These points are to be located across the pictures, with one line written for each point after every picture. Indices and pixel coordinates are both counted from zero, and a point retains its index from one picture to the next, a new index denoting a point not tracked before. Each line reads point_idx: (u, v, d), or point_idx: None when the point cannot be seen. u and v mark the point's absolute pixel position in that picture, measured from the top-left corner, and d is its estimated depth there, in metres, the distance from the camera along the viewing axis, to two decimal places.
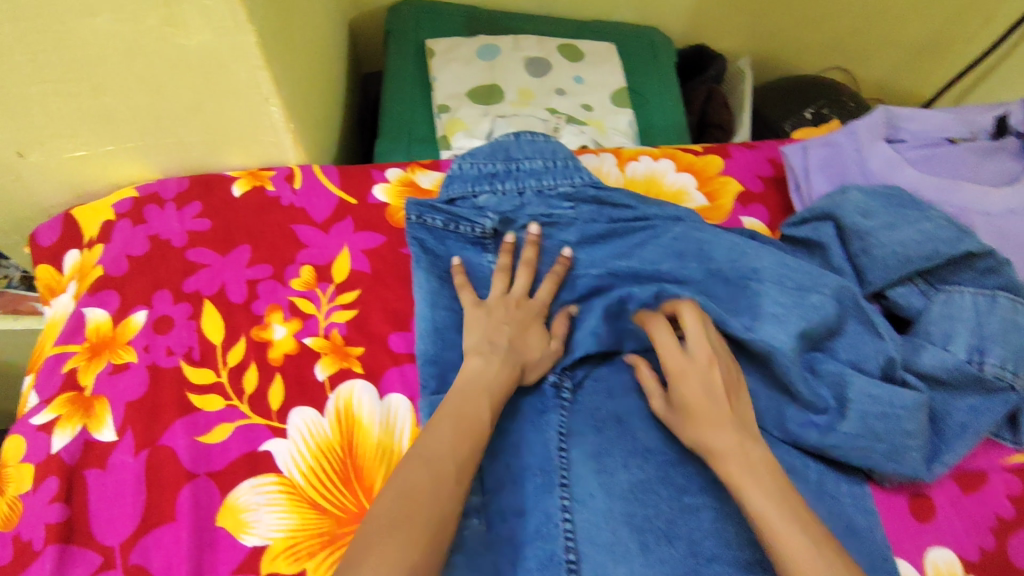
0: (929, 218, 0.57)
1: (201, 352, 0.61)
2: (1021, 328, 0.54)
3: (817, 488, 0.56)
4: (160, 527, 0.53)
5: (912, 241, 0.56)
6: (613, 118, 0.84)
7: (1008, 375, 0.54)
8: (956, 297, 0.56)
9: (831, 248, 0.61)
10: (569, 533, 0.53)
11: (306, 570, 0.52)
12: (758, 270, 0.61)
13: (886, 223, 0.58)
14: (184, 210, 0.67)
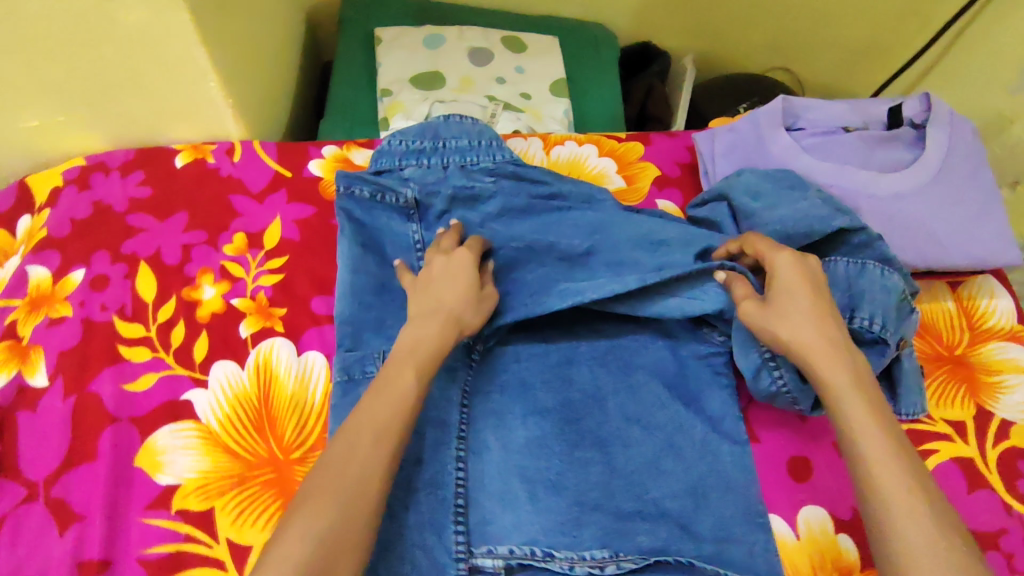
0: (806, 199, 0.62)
1: (133, 308, 0.65)
2: (889, 291, 0.57)
3: (696, 448, 0.61)
4: (80, 465, 0.57)
5: (792, 217, 0.61)
6: (549, 107, 0.88)
7: (877, 328, 0.55)
8: (832, 265, 0.60)
9: (725, 226, 0.65)
10: (461, 480, 0.56)
11: (215, 507, 0.56)
12: (666, 240, 0.65)
13: (771, 203, 0.63)
14: (128, 178, 0.72)
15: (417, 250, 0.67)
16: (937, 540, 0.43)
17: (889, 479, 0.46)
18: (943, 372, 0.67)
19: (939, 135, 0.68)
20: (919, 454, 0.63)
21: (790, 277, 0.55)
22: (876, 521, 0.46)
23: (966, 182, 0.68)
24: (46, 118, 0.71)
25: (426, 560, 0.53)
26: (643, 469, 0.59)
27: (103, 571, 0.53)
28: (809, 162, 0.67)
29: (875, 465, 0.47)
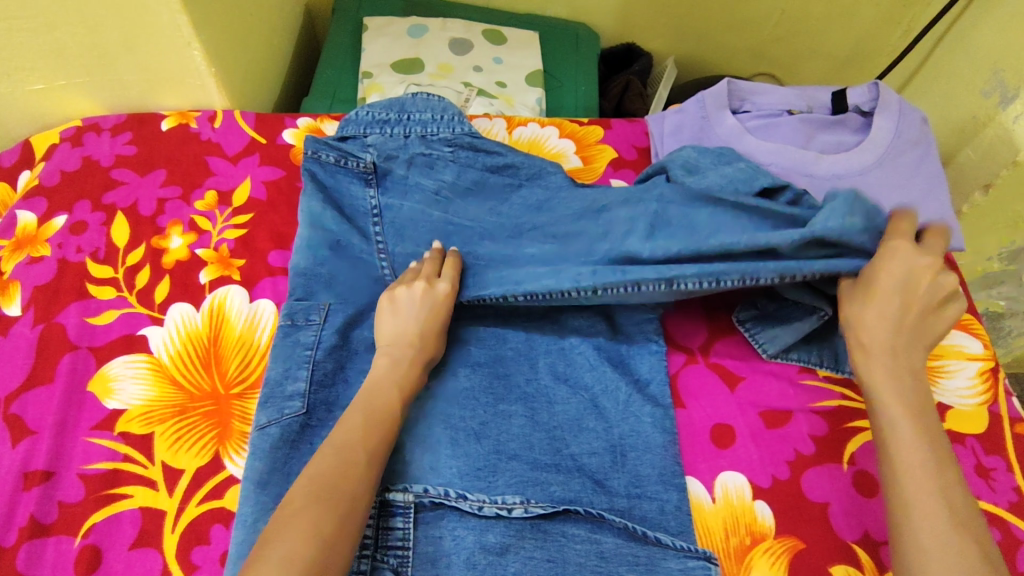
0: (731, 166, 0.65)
1: (106, 253, 0.70)
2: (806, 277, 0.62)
3: (620, 411, 0.62)
4: (39, 387, 0.61)
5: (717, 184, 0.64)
6: (523, 95, 0.91)
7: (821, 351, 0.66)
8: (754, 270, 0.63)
9: None
10: None
11: (155, 432, 0.59)
12: (605, 204, 0.67)
13: (704, 173, 0.65)
14: (117, 138, 0.78)
15: (373, 216, 0.71)
16: (953, 539, 0.46)
17: (914, 483, 0.48)
18: None
19: (886, 121, 0.70)
20: (847, 430, 0.62)
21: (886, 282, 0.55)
22: (894, 516, 0.49)
23: (913, 166, 0.68)
24: (48, 82, 0.78)
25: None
26: (566, 424, 0.61)
27: (46, 481, 0.57)
28: (749, 142, 0.70)
29: (904, 470, 0.49)
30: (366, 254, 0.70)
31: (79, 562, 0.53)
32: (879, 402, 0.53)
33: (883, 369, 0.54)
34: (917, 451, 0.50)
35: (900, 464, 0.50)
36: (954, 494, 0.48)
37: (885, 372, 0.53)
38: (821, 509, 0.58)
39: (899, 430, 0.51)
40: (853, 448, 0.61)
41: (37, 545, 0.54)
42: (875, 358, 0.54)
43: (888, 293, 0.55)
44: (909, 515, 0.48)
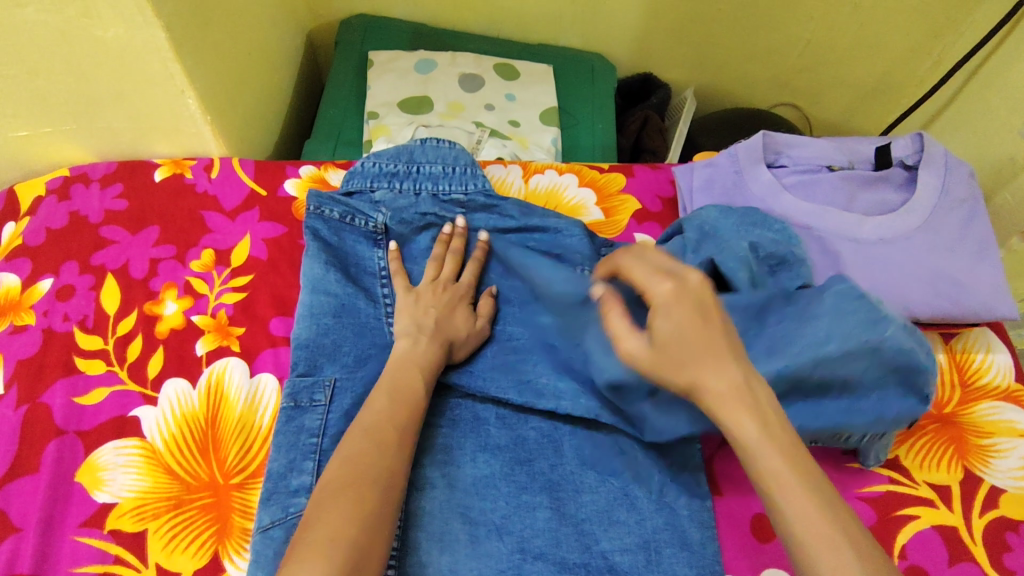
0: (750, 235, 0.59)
1: (95, 321, 0.65)
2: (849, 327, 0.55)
3: (649, 503, 0.57)
4: (23, 477, 0.57)
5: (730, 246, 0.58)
6: (537, 135, 0.86)
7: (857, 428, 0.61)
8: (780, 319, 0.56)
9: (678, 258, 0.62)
10: (397, 521, 0.54)
11: (148, 530, 0.55)
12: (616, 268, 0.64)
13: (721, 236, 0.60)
14: (106, 190, 0.73)
15: (383, 278, 0.67)
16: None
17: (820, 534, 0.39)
18: (930, 432, 0.63)
19: (930, 178, 0.65)
20: (896, 520, 0.58)
21: (675, 317, 0.45)
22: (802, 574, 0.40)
23: (962, 228, 0.64)
24: (32, 130, 0.73)
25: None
26: (591, 520, 0.56)
27: None
28: (787, 201, 0.65)
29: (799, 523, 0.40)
30: (375, 320, 0.65)
31: None
32: (735, 432, 0.43)
33: (723, 387, 0.43)
34: (797, 492, 0.41)
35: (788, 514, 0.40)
36: (860, 545, 0.39)
37: (727, 389, 0.43)
38: None
39: (769, 466, 0.41)
40: (905, 540, 0.57)
41: None
42: (710, 380, 0.43)
43: (689, 324, 0.44)
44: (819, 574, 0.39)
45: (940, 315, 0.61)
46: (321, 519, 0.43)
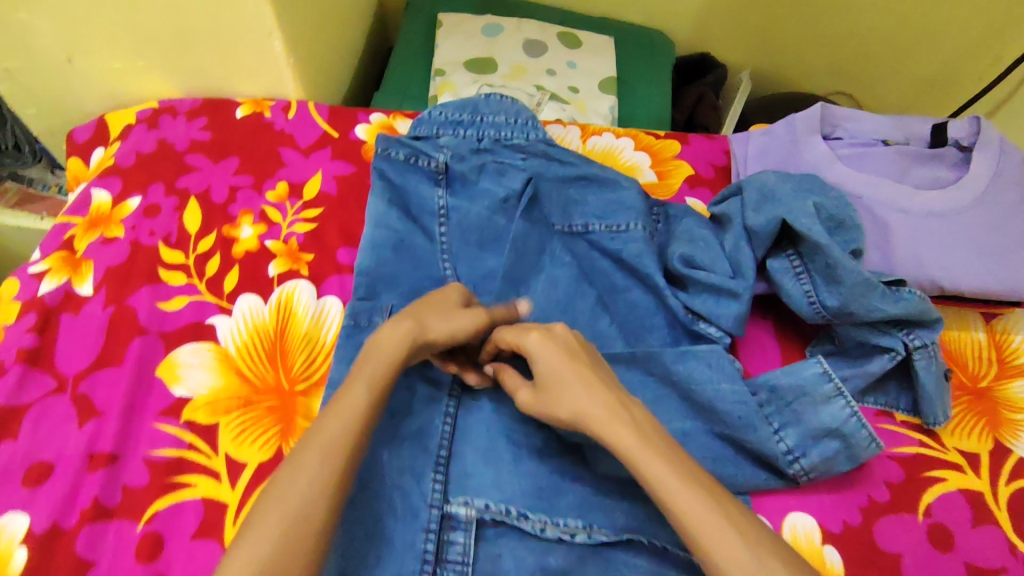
0: (805, 198, 0.61)
1: (177, 237, 0.70)
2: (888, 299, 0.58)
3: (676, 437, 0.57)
4: (108, 368, 0.62)
5: (789, 210, 0.60)
6: (595, 102, 0.89)
7: (890, 393, 0.63)
8: (829, 283, 0.59)
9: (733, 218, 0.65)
10: (446, 434, 0.58)
11: (219, 422, 0.60)
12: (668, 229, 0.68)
13: (779, 201, 0.62)
14: (192, 122, 0.78)
15: (440, 217, 0.70)
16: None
17: (701, 516, 0.42)
18: (964, 402, 0.64)
19: (985, 157, 0.66)
20: (923, 480, 0.60)
21: (549, 362, 0.51)
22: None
23: (1013, 209, 0.65)
24: (127, 62, 0.79)
25: (400, 499, 0.54)
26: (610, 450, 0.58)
27: (111, 464, 0.57)
28: (841, 170, 0.66)
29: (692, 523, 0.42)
30: (432, 254, 0.68)
31: (139, 549, 0.54)
32: (617, 445, 0.46)
33: (599, 410, 0.47)
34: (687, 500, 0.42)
35: (686, 517, 0.42)
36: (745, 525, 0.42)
37: (601, 410, 0.47)
38: (895, 560, 0.56)
39: (653, 469, 0.44)
40: (929, 499, 0.59)
41: (98, 529, 0.54)
42: (585, 408, 0.48)
43: (560, 366, 0.50)
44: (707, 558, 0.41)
45: (984, 289, 0.62)
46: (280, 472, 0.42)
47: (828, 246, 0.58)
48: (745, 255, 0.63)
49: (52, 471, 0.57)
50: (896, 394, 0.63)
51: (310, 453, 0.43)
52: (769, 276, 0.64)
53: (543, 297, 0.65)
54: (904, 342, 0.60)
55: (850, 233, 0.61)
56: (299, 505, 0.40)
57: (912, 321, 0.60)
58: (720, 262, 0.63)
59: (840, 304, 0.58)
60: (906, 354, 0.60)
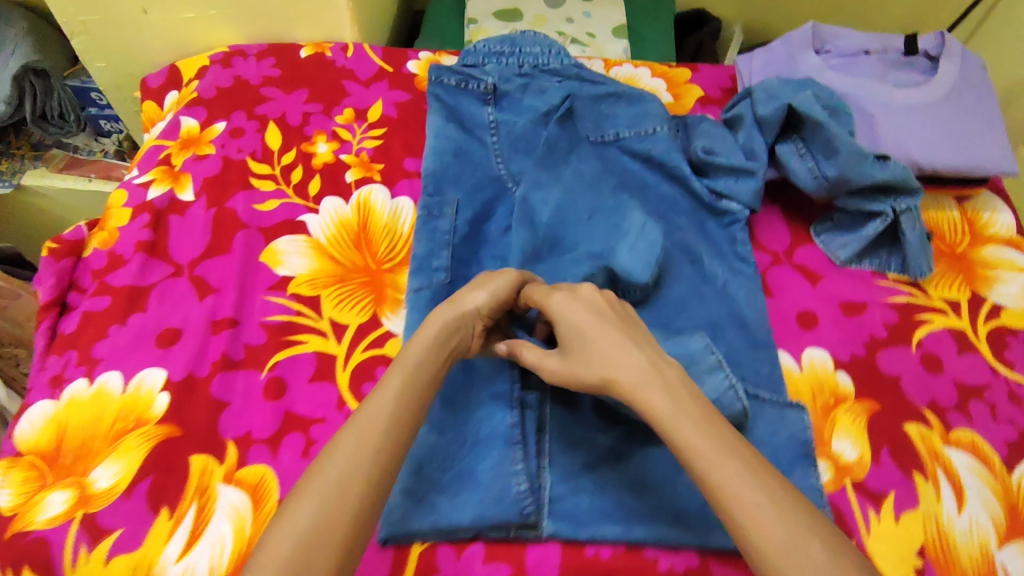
0: (804, 91, 0.73)
1: (263, 153, 0.80)
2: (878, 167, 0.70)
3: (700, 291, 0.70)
4: (218, 256, 0.71)
5: (792, 100, 0.72)
6: (611, 46, 1.01)
7: (881, 259, 0.75)
8: (829, 157, 0.71)
9: (744, 116, 0.77)
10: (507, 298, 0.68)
11: (321, 294, 0.69)
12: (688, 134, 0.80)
13: (784, 96, 0.74)
14: (262, 61, 0.88)
15: (492, 129, 0.81)
16: (786, 539, 0.40)
17: (741, 488, 0.43)
18: (946, 262, 0.76)
19: (951, 63, 0.79)
20: (916, 321, 0.71)
21: (574, 327, 0.55)
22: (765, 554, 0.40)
23: (975, 103, 0.78)
24: (200, 12, 0.89)
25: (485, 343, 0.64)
26: (633, 271, 0.69)
27: (233, 327, 0.67)
28: (832, 77, 0.79)
29: (736, 499, 0.43)
30: (487, 159, 0.79)
31: (267, 390, 0.63)
32: (653, 416, 0.48)
33: (635, 381, 0.50)
34: (728, 471, 0.43)
35: (730, 495, 0.43)
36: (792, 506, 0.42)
37: (634, 381, 0.50)
38: (895, 380, 0.67)
39: (680, 434, 0.46)
40: (921, 335, 0.70)
41: (228, 376, 0.64)
42: (612, 372, 0.51)
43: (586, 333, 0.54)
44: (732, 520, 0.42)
45: (955, 167, 0.75)
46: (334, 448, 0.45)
47: (826, 124, 0.70)
48: (757, 145, 0.75)
49: (181, 335, 0.66)
50: (888, 259, 0.75)
51: (347, 438, 0.45)
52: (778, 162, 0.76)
53: (574, 190, 0.75)
54: (893, 207, 0.72)
55: (843, 117, 0.73)
56: (337, 478, 0.43)
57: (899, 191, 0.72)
58: (735, 152, 0.75)
59: (839, 173, 0.70)
60: (895, 218, 0.72)
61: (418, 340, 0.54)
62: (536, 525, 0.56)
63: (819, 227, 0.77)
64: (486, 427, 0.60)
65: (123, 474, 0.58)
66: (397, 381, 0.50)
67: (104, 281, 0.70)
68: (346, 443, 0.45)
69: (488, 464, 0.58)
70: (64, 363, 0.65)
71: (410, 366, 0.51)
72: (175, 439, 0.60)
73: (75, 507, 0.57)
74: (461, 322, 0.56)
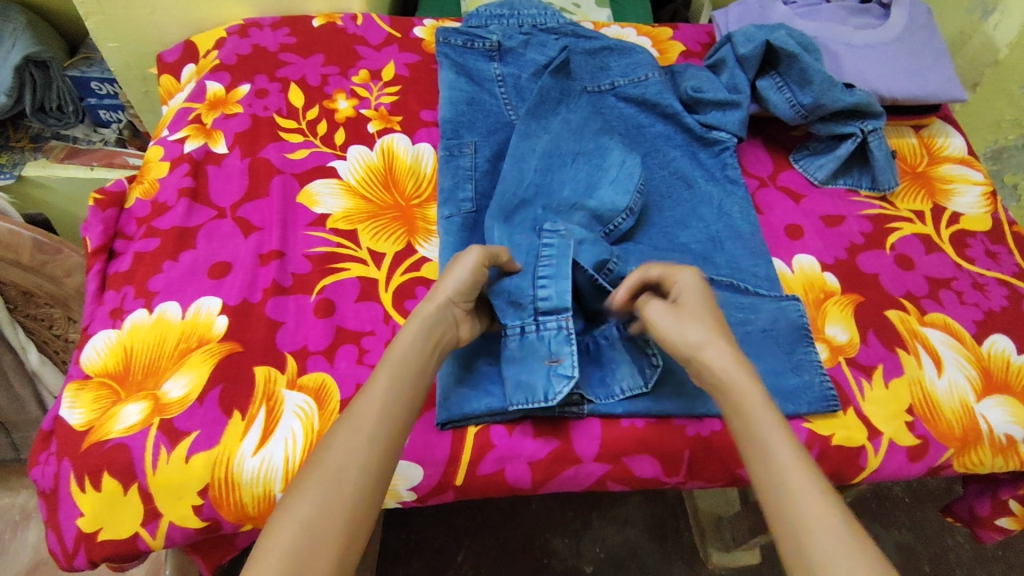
0: (779, 31, 0.83)
1: (288, 111, 0.86)
2: (847, 92, 0.80)
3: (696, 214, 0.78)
4: (257, 199, 0.77)
5: (769, 39, 0.82)
6: (596, 13, 1.10)
7: (854, 177, 0.85)
8: (805, 87, 0.81)
9: (727, 59, 0.86)
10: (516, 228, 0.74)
11: (357, 228, 0.75)
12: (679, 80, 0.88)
13: (760, 37, 0.83)
14: (278, 31, 0.94)
15: (499, 81, 0.87)
16: (850, 555, 0.42)
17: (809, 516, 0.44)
18: (909, 181, 0.86)
19: (901, 9, 0.90)
20: (888, 228, 0.81)
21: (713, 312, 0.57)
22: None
23: (925, 41, 0.89)
24: None
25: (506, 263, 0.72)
26: (614, 203, 0.75)
27: (279, 258, 0.72)
28: (800, 25, 0.89)
29: (802, 524, 0.44)
30: (497, 107, 0.85)
31: (317, 310, 0.69)
32: (741, 402, 0.51)
33: (721, 360, 0.53)
34: (813, 499, 0.45)
35: (805, 520, 0.44)
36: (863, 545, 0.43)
37: (725, 364, 0.52)
38: (874, 277, 0.76)
39: (765, 425, 0.49)
40: (893, 239, 0.80)
41: (281, 300, 0.69)
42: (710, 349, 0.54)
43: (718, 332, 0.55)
44: (786, 516, 0.45)
45: (912, 95, 0.85)
46: (333, 440, 0.48)
47: (801, 56, 0.80)
48: (740, 84, 0.84)
49: (232, 267, 0.71)
50: (860, 178, 0.85)
51: (341, 432, 0.48)
52: (759, 98, 0.85)
53: (570, 128, 0.81)
54: (861, 129, 0.81)
55: (814, 54, 0.83)
56: (335, 470, 0.46)
57: (867, 114, 0.82)
58: (721, 91, 0.84)
59: (813, 100, 0.80)
60: (864, 138, 0.82)
61: (407, 336, 0.55)
62: (578, 402, 0.63)
63: (798, 153, 0.86)
64: (515, 340, 0.64)
65: (194, 385, 0.62)
66: (384, 376, 0.52)
67: (152, 225, 0.75)
68: (341, 438, 0.48)
69: (524, 371, 0.62)
70: (121, 297, 0.70)
71: (398, 361, 0.53)
72: (237, 354, 0.65)
73: (150, 416, 0.61)
74: (438, 315, 0.57)
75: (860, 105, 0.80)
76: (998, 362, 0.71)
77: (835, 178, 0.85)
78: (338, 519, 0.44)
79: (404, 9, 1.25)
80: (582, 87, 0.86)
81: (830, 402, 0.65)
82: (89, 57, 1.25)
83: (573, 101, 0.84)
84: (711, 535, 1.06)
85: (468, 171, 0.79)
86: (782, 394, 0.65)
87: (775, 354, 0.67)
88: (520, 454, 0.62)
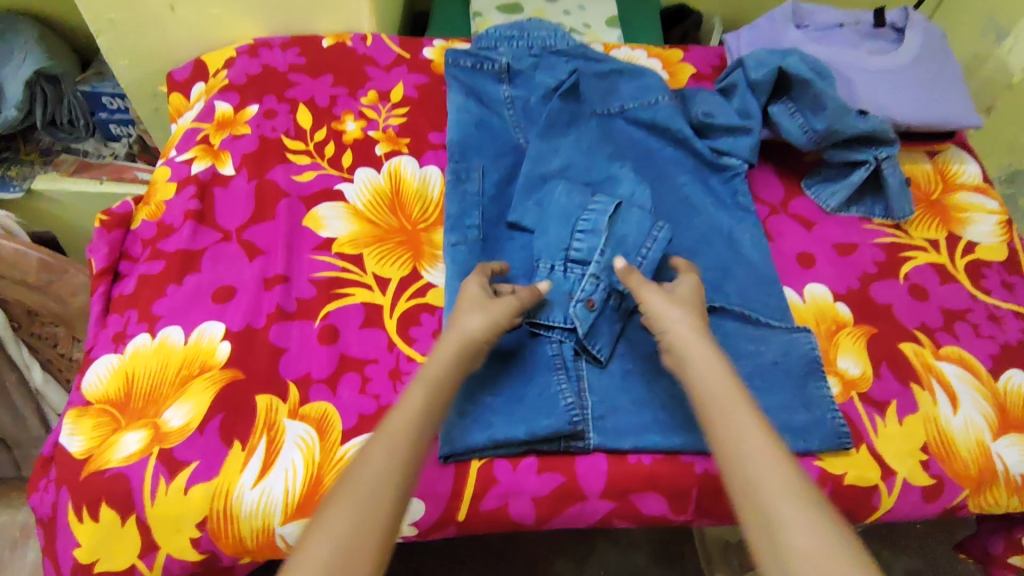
0: (792, 55, 0.82)
1: (296, 132, 0.85)
2: (861, 119, 0.79)
3: (707, 242, 0.77)
4: (263, 222, 0.76)
5: (782, 65, 0.81)
6: (606, 34, 1.10)
7: (867, 205, 0.84)
8: (817, 113, 0.80)
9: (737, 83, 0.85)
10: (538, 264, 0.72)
11: (364, 252, 0.75)
12: (691, 104, 0.87)
13: (773, 63, 0.82)
14: (288, 51, 0.94)
15: (508, 104, 0.87)
16: (811, 521, 0.44)
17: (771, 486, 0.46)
18: (922, 208, 0.84)
19: (916, 33, 0.89)
20: (902, 258, 0.79)
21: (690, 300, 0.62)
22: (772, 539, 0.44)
23: (939, 67, 0.87)
24: (225, 7, 0.95)
25: None
26: (639, 229, 0.72)
27: (284, 282, 0.71)
28: (812, 49, 0.88)
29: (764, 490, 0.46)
30: (506, 130, 0.85)
31: (321, 336, 0.68)
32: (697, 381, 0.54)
33: (684, 335, 0.58)
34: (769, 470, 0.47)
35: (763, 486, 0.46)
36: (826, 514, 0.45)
37: (687, 337, 0.57)
38: (888, 308, 0.75)
39: (724, 400, 0.52)
40: (907, 269, 0.78)
41: (284, 326, 0.68)
42: (679, 326, 0.58)
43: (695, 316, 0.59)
44: (746, 484, 0.47)
45: (926, 121, 0.83)
46: (367, 450, 0.48)
47: (814, 82, 0.79)
48: (752, 110, 0.83)
49: (236, 291, 0.70)
50: (873, 207, 0.84)
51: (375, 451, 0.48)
52: (770, 123, 0.84)
53: (581, 152, 0.81)
54: (874, 156, 0.80)
55: (827, 79, 0.81)
56: (371, 479, 0.46)
57: (881, 141, 0.81)
58: (731, 117, 0.83)
59: (827, 126, 0.79)
60: (878, 166, 0.81)
61: (438, 351, 0.56)
62: (583, 437, 0.61)
63: (810, 180, 0.85)
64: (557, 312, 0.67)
65: (194, 414, 0.62)
66: (420, 388, 0.53)
67: (157, 247, 0.74)
68: (370, 459, 0.47)
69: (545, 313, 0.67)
70: (125, 321, 0.69)
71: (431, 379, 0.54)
72: (240, 381, 0.64)
73: (150, 445, 0.61)
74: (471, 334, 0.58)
75: (874, 133, 0.79)
76: (1014, 398, 0.69)
77: (847, 206, 0.84)
78: (377, 526, 0.44)
79: (414, 27, 1.25)
80: (592, 110, 0.85)
81: (842, 439, 0.64)
82: (101, 72, 1.26)
83: (582, 125, 0.83)
84: (718, 559, 1.03)
85: (480, 197, 0.78)
86: (793, 431, 0.64)
87: (785, 389, 0.66)
88: (524, 489, 0.60)
